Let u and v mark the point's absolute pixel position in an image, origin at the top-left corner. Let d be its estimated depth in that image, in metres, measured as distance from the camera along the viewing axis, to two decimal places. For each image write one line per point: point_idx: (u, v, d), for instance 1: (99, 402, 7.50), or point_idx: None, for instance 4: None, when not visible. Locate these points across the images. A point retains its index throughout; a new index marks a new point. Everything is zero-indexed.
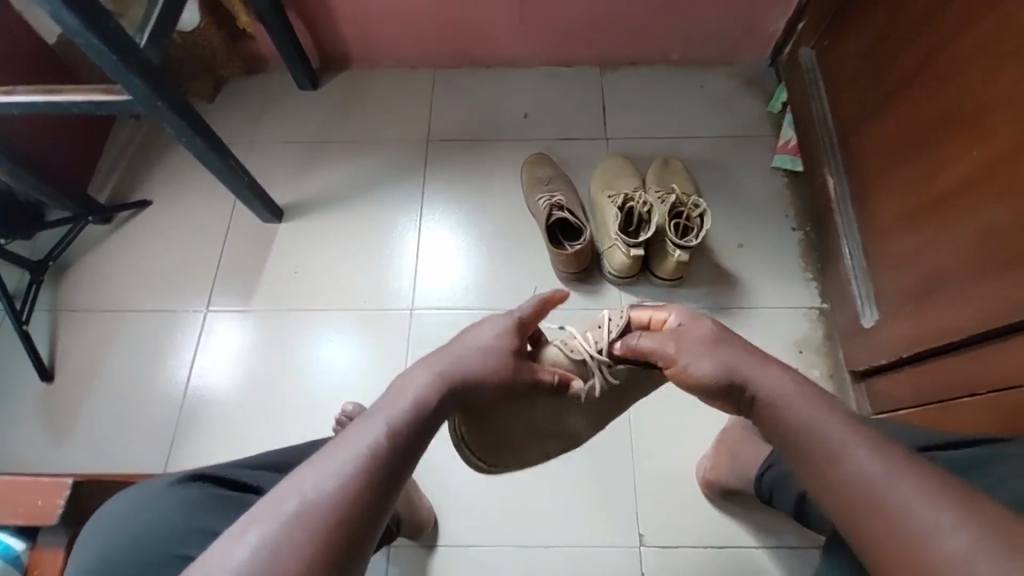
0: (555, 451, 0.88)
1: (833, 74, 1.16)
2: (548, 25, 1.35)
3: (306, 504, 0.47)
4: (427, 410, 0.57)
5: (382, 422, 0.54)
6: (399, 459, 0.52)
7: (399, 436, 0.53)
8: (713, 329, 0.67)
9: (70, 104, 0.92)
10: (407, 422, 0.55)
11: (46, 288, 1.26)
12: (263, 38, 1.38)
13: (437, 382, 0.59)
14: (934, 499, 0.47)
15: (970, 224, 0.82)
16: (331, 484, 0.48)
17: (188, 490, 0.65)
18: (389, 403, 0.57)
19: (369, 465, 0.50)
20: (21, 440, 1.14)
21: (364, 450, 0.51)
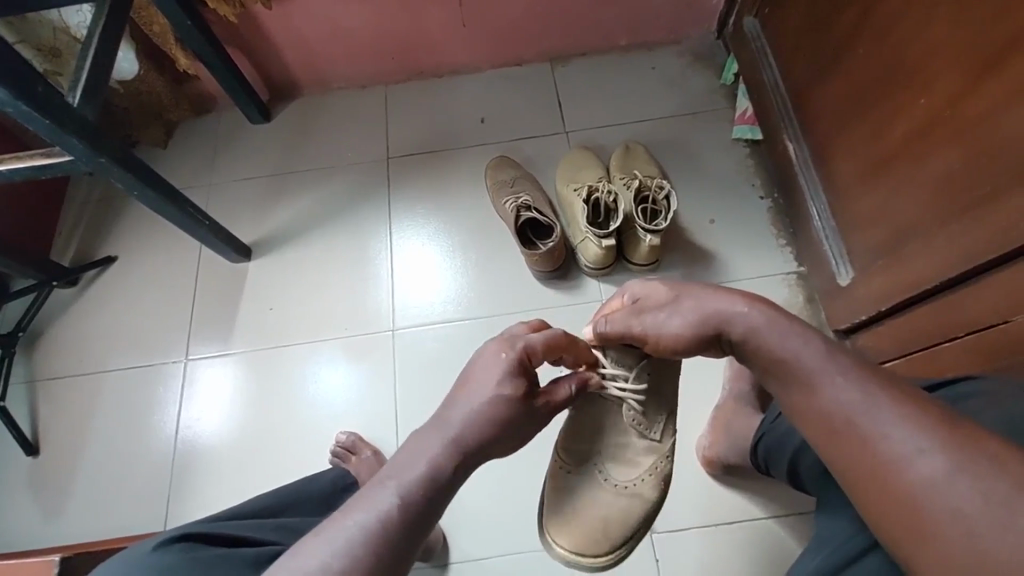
0: (646, 484, 0.80)
1: (779, 39, 1.17)
2: (491, 27, 1.35)
3: None
4: (443, 479, 0.54)
5: (396, 491, 0.51)
6: (410, 534, 0.50)
7: (412, 507, 0.51)
8: (667, 288, 0.68)
9: (10, 172, 0.90)
10: (417, 497, 0.52)
11: (21, 359, 1.24)
12: (208, 78, 1.36)
13: (450, 447, 0.55)
14: (909, 426, 0.47)
15: (930, 171, 0.82)
16: (340, 560, 0.47)
17: (173, 552, 0.64)
18: (398, 470, 0.53)
19: (373, 546, 0.48)
20: (12, 519, 1.11)
21: (374, 527, 0.49)
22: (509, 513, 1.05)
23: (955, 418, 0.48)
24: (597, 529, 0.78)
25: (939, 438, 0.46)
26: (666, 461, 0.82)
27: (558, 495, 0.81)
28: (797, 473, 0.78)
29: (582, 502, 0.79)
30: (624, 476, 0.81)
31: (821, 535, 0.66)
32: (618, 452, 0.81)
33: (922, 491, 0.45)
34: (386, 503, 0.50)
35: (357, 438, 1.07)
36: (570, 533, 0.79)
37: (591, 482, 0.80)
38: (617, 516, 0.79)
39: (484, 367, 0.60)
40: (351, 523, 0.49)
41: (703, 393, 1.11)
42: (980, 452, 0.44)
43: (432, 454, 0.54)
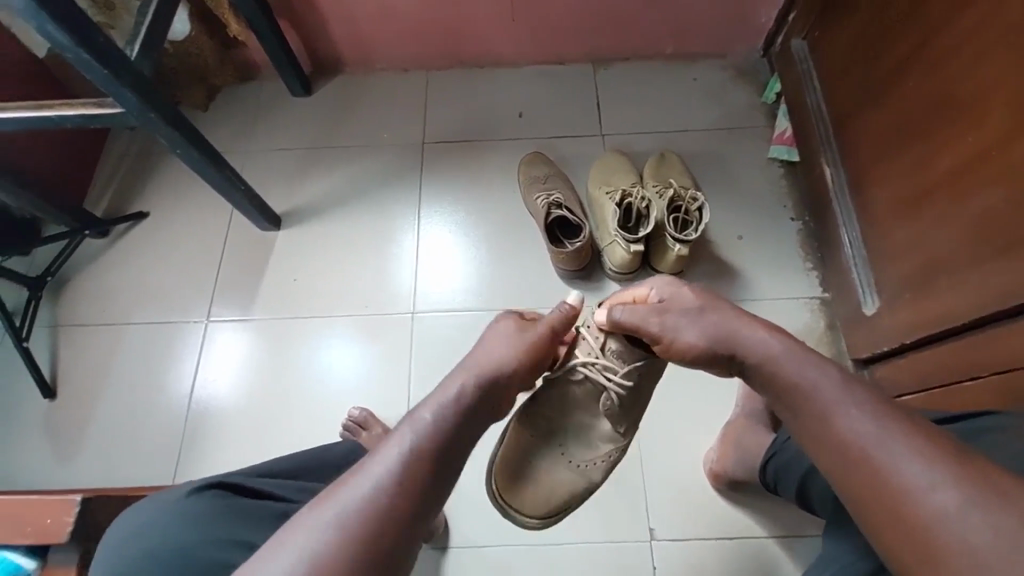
0: (601, 467, 0.88)
1: (826, 64, 1.16)
2: (539, 24, 1.36)
3: (359, 500, 0.49)
4: (469, 411, 0.60)
5: (428, 419, 0.57)
6: (446, 458, 0.55)
7: (445, 433, 0.56)
8: (695, 296, 0.69)
9: (61, 118, 0.91)
10: (447, 425, 0.57)
11: (46, 304, 1.26)
12: (255, 46, 1.37)
13: (472, 381, 0.62)
14: (938, 457, 0.47)
15: (968, 209, 0.82)
16: (385, 480, 0.51)
17: (207, 498, 0.66)
18: (394, 441, 0.55)
19: (416, 464, 0.53)
20: (24, 458, 1.13)
21: (413, 449, 0.54)
22: None
23: (969, 454, 0.48)
24: (548, 496, 0.85)
25: (962, 473, 0.46)
26: (620, 452, 0.89)
27: (516, 453, 0.86)
28: (807, 496, 0.78)
29: (536, 466, 0.86)
30: (585, 457, 0.88)
31: (830, 558, 0.66)
32: (583, 433, 0.87)
33: (931, 524, 0.45)
34: (420, 429, 0.56)
35: (369, 414, 1.08)
36: (521, 492, 0.85)
37: (550, 452, 0.87)
38: (570, 490, 0.87)
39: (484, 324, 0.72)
40: (351, 495, 0.50)
41: (712, 408, 1.11)
42: (993, 491, 0.44)
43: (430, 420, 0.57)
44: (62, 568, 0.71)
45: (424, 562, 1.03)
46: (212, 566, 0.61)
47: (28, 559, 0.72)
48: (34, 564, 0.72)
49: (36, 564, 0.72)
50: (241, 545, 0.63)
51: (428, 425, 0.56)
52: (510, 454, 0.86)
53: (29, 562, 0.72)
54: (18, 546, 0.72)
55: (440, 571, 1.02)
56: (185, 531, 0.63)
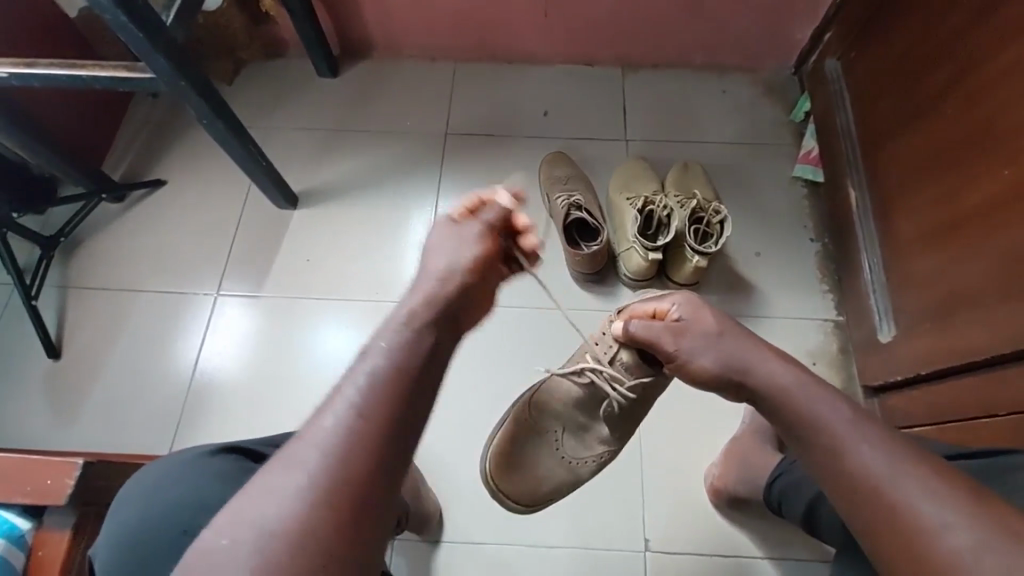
0: (591, 465, 0.93)
1: (859, 86, 1.15)
2: (571, 23, 1.35)
3: (320, 455, 0.46)
4: (428, 339, 0.54)
5: (382, 355, 0.51)
6: (410, 396, 0.50)
7: (404, 370, 0.51)
8: (715, 321, 0.65)
9: (91, 79, 0.90)
10: (405, 359, 0.51)
11: (57, 264, 1.25)
12: (286, 23, 1.37)
13: (426, 306, 0.56)
14: (963, 491, 0.46)
15: (997, 244, 0.81)
16: (345, 429, 0.47)
17: (219, 461, 0.66)
18: (348, 383, 0.50)
19: (376, 405, 0.48)
20: (25, 416, 1.13)
21: (368, 391, 0.49)
22: None
23: (990, 494, 0.47)
24: (531, 489, 0.93)
25: (989, 511, 0.45)
26: (611, 455, 0.93)
27: (514, 442, 0.92)
28: (814, 521, 0.77)
29: (530, 455, 0.92)
30: (575, 455, 0.92)
31: None
32: (580, 432, 0.92)
33: (946, 565, 0.43)
34: (374, 367, 0.50)
35: None
36: (506, 478, 0.93)
37: (545, 446, 0.92)
38: (552, 482, 0.92)
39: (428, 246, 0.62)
40: (307, 448, 0.46)
41: (718, 424, 1.10)
42: (1014, 534, 0.43)
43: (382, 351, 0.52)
44: (57, 531, 0.71)
45: (417, 554, 1.02)
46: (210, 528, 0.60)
47: (22, 518, 0.70)
48: (28, 525, 0.70)
49: (30, 525, 0.70)
50: None
51: (379, 363, 0.51)
52: (508, 442, 0.92)
53: (23, 522, 0.70)
54: (13, 506, 0.70)
55: (432, 564, 1.01)
56: (188, 490, 0.63)
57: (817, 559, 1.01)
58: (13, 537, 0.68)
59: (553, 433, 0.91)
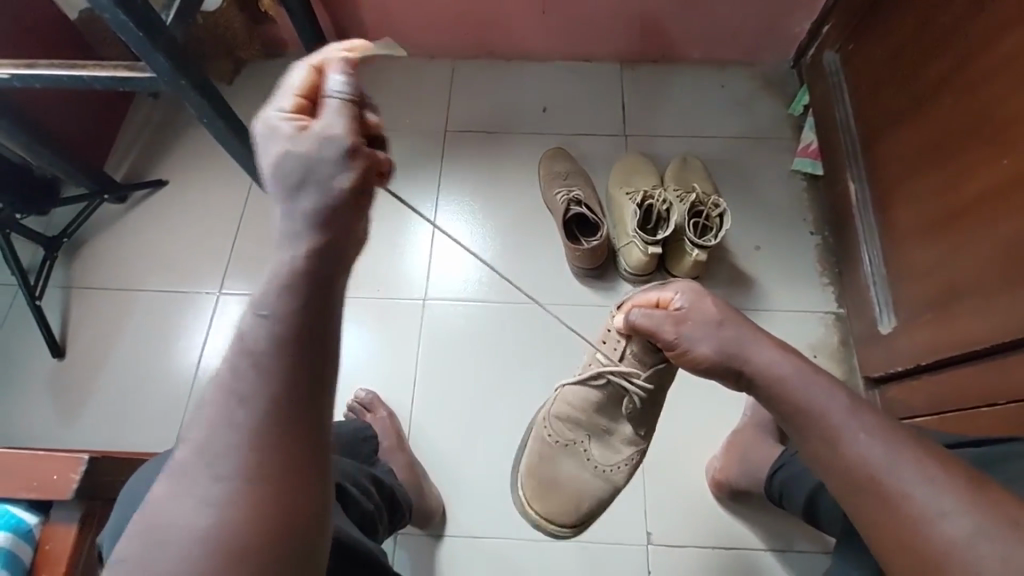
0: (623, 469, 0.94)
1: (858, 78, 1.15)
2: (570, 20, 1.35)
3: (220, 448, 0.41)
4: (309, 287, 0.44)
5: (256, 321, 0.43)
6: (304, 363, 0.43)
7: (287, 336, 0.42)
8: (716, 309, 0.66)
9: (92, 79, 0.91)
10: (287, 321, 0.43)
11: (60, 264, 1.26)
12: (285, 22, 1.37)
13: (291, 246, 0.43)
14: (961, 477, 0.46)
15: (997, 233, 0.81)
16: (239, 415, 0.41)
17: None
18: (217, 373, 0.43)
19: (266, 381, 0.42)
20: (30, 416, 1.14)
21: (254, 369, 0.42)
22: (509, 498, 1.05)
23: (986, 479, 0.47)
24: (572, 504, 0.96)
25: (987, 496, 0.45)
26: (641, 454, 0.95)
27: (543, 461, 0.97)
28: (815, 510, 0.77)
29: (562, 471, 0.96)
30: (605, 461, 0.94)
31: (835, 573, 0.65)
32: (605, 438, 0.93)
33: (942, 548, 0.44)
34: (248, 337, 0.42)
35: (375, 397, 1.08)
36: (545, 501, 0.98)
37: (575, 458, 0.95)
38: (580, 493, 0.95)
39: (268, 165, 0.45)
40: (190, 453, 0.42)
41: (720, 417, 1.11)
42: (1008, 517, 0.43)
43: (247, 326, 0.43)
44: (63, 525, 0.71)
45: (420, 549, 1.03)
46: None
47: (29, 513, 0.71)
48: (35, 520, 0.71)
49: (37, 519, 0.71)
50: None
51: (239, 345, 0.43)
52: (540, 464, 0.97)
53: (30, 517, 0.71)
54: (19, 500, 0.71)
55: (435, 558, 1.02)
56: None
57: (818, 551, 1.01)
58: (20, 531, 0.69)
59: (581, 444, 0.94)
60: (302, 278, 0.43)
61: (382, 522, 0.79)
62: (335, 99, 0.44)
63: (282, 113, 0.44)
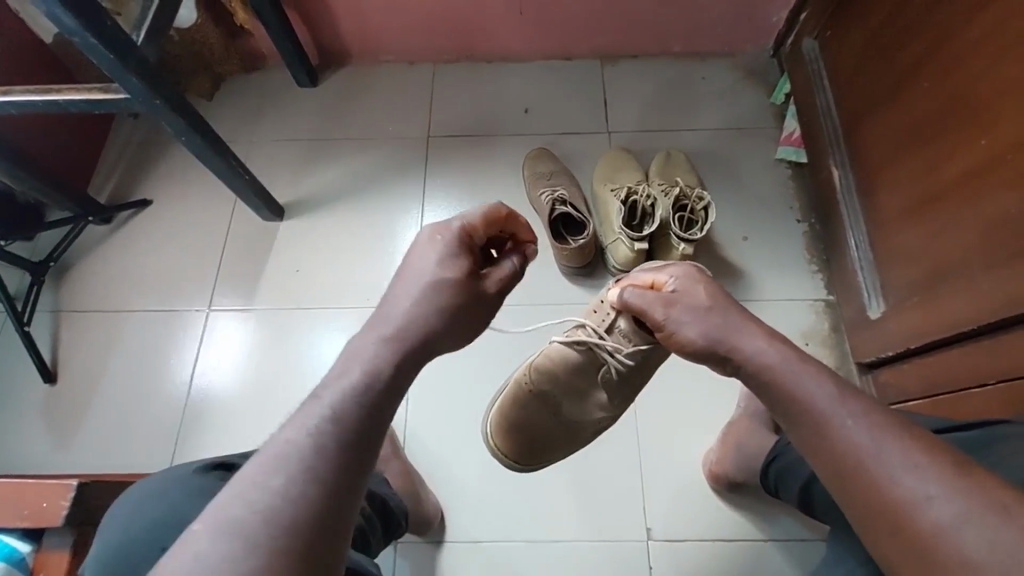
0: (588, 431, 0.93)
1: (836, 65, 1.15)
2: (547, 20, 1.35)
3: (260, 499, 0.44)
4: (383, 380, 0.53)
5: (333, 398, 0.51)
6: (364, 437, 0.50)
7: (356, 413, 0.50)
8: (707, 295, 0.64)
9: (67, 102, 0.91)
10: (358, 402, 0.51)
11: (48, 289, 1.26)
12: (262, 35, 1.37)
13: (385, 344, 0.56)
14: (945, 462, 0.46)
15: (975, 215, 0.81)
16: (285, 475, 0.45)
17: (210, 478, 0.67)
18: (282, 448, 0.47)
19: (321, 450, 0.47)
20: (23, 442, 1.13)
21: (318, 435, 0.48)
22: (508, 501, 1.05)
23: (971, 464, 0.47)
24: (525, 452, 0.96)
25: (972, 479, 0.45)
26: (610, 420, 0.92)
27: (514, 405, 0.91)
28: (810, 500, 0.77)
29: (528, 419, 0.91)
30: (575, 418, 0.90)
31: (831, 562, 0.65)
32: (580, 399, 0.87)
33: (927, 535, 0.44)
34: (325, 411, 0.50)
35: None
36: (507, 429, 0.94)
37: (546, 410, 0.89)
38: (546, 442, 0.94)
39: (421, 256, 0.63)
40: (233, 503, 0.44)
41: (714, 410, 1.11)
42: (992, 503, 0.43)
43: (326, 416, 0.49)
44: (57, 552, 0.72)
45: (421, 556, 1.02)
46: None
47: (22, 541, 0.70)
48: (28, 548, 0.70)
49: (30, 548, 0.71)
50: None
51: (329, 415, 0.49)
52: (510, 406, 0.92)
53: (23, 545, 0.70)
54: (12, 529, 0.71)
55: (436, 565, 1.02)
56: (175, 505, 0.64)
57: (817, 538, 1.02)
58: (13, 560, 0.69)
59: (555, 399, 0.88)
60: (392, 378, 0.54)
61: (375, 533, 0.78)
62: (507, 266, 0.68)
63: (441, 247, 0.64)
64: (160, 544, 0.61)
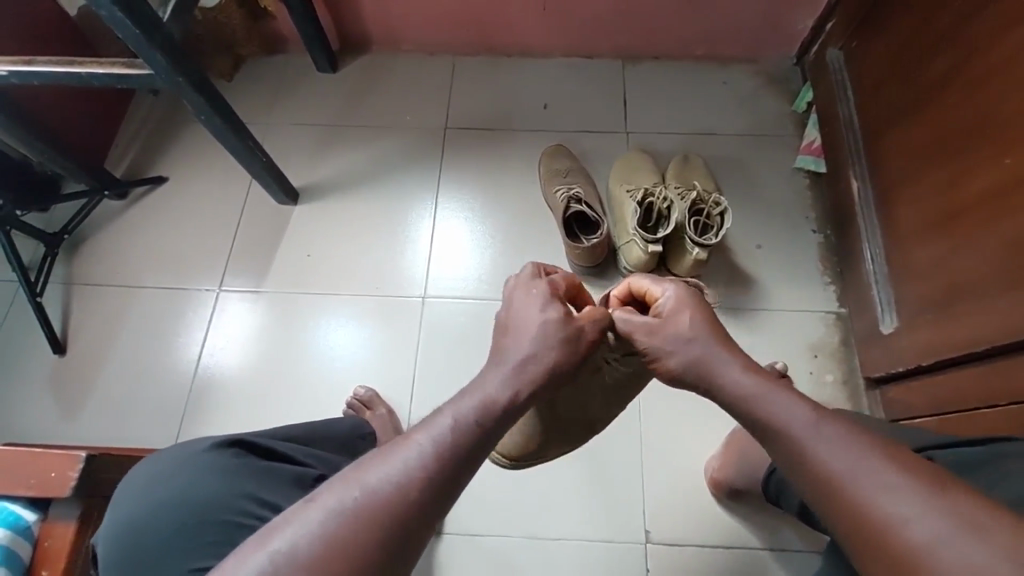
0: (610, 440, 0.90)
1: (860, 76, 1.14)
2: (570, 17, 1.34)
3: (370, 495, 0.45)
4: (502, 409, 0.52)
5: (453, 415, 0.50)
6: (471, 457, 0.49)
7: (473, 434, 0.49)
8: (692, 324, 0.60)
9: (90, 76, 0.91)
10: (475, 424, 0.50)
11: (61, 260, 1.26)
12: (285, 18, 1.37)
13: (508, 380, 0.54)
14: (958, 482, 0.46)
15: (995, 236, 0.81)
16: (398, 477, 0.46)
17: (223, 455, 0.67)
18: (405, 450, 0.48)
19: (434, 463, 0.47)
20: (31, 411, 1.14)
21: (435, 448, 0.48)
22: (507, 496, 1.05)
23: None
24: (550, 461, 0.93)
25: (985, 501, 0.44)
26: None
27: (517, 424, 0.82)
28: (810, 510, 0.77)
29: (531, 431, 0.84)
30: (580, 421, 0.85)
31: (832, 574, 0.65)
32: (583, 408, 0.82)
33: (913, 553, 0.42)
34: (445, 426, 0.49)
35: (373, 395, 1.08)
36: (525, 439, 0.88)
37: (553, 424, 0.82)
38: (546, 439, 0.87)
39: (527, 306, 0.60)
40: (345, 485, 0.46)
41: (719, 419, 1.10)
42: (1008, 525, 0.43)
43: (452, 431, 0.49)
44: (62, 522, 0.71)
45: None
46: (209, 523, 0.62)
47: (28, 510, 0.71)
48: (33, 517, 0.71)
49: (35, 517, 0.71)
50: (252, 499, 0.63)
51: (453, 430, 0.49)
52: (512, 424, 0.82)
53: (29, 513, 0.71)
54: (18, 498, 0.71)
55: (433, 556, 1.02)
56: (188, 484, 0.64)
57: (816, 550, 1.01)
58: (19, 528, 0.69)
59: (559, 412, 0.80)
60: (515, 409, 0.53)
61: None
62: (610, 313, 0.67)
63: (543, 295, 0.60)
64: (178, 519, 0.62)
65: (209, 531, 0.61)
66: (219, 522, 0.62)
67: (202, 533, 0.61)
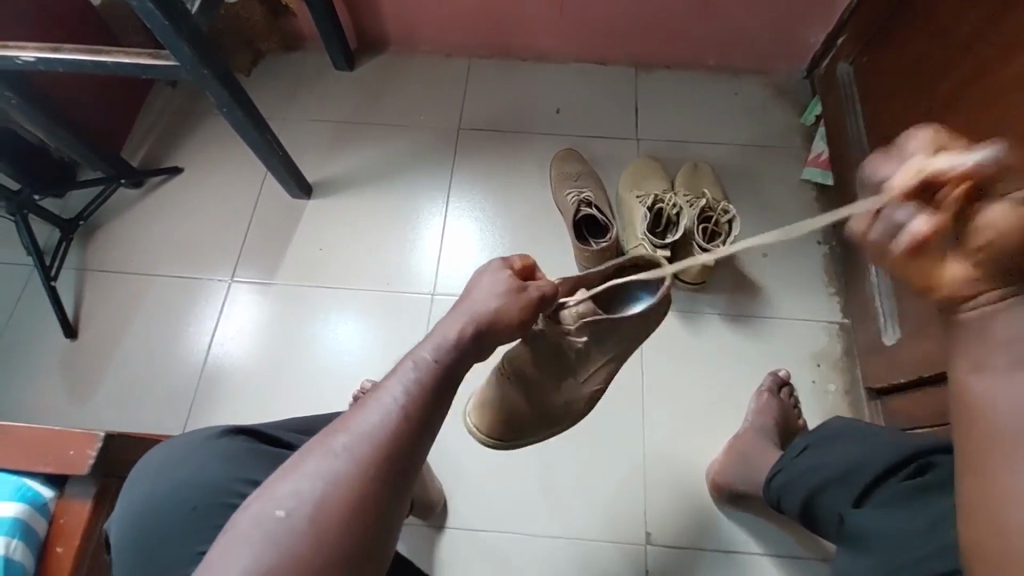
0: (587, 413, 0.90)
1: (869, 92, 1.16)
2: (585, 24, 1.36)
3: (360, 438, 0.45)
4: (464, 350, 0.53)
5: (417, 361, 0.51)
6: (444, 392, 0.50)
7: (444, 371, 0.51)
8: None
9: (117, 65, 0.93)
10: (444, 364, 0.51)
11: (76, 246, 1.28)
12: (305, 16, 1.39)
13: (467, 328, 0.55)
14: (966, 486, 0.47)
15: None
16: (382, 417, 0.46)
17: (232, 442, 0.68)
18: (379, 392, 0.49)
19: (413, 399, 0.48)
20: (41, 394, 1.15)
21: (410, 386, 0.48)
22: (510, 493, 1.06)
23: None
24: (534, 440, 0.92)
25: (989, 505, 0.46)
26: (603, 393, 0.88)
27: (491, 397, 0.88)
28: (815, 512, 0.79)
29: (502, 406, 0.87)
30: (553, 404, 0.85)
31: None
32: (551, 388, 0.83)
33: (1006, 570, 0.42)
34: (415, 369, 0.50)
35: None
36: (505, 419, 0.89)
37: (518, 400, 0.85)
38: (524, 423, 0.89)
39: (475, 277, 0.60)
40: (332, 436, 0.45)
41: (722, 424, 1.12)
42: None
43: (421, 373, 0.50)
44: (78, 500, 0.73)
45: (421, 540, 1.04)
46: (216, 506, 0.63)
47: (45, 487, 0.72)
48: (50, 494, 0.72)
49: (52, 493, 0.72)
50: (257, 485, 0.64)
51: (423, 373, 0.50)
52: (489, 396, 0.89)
53: (46, 490, 0.72)
54: (36, 474, 0.72)
55: (435, 550, 1.03)
56: (197, 470, 0.65)
57: (815, 556, 1.02)
58: (36, 504, 0.70)
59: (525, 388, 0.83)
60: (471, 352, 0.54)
61: None
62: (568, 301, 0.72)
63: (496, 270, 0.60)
64: (187, 503, 0.63)
65: (218, 515, 0.62)
66: (227, 506, 0.63)
67: (210, 517, 0.62)
